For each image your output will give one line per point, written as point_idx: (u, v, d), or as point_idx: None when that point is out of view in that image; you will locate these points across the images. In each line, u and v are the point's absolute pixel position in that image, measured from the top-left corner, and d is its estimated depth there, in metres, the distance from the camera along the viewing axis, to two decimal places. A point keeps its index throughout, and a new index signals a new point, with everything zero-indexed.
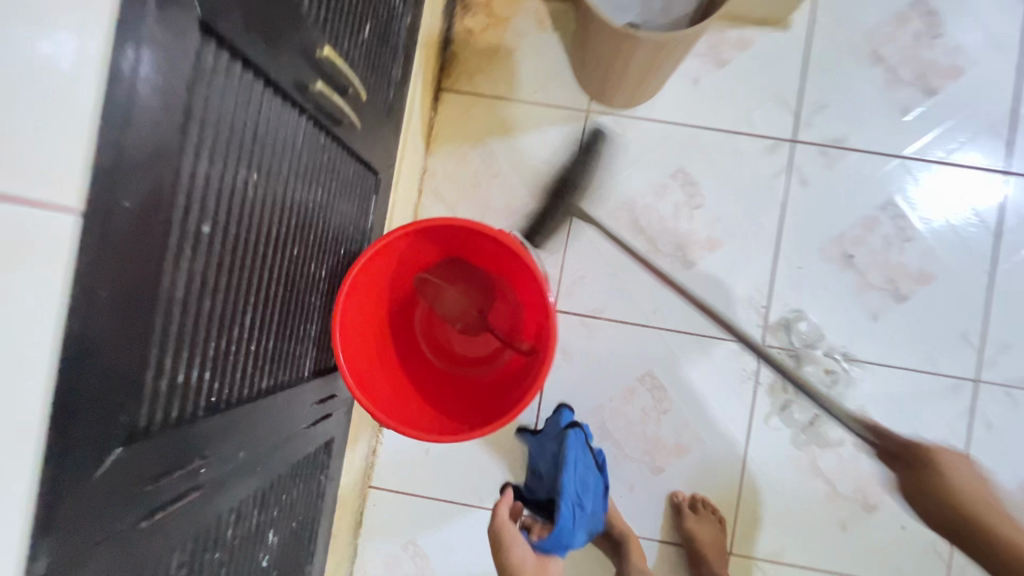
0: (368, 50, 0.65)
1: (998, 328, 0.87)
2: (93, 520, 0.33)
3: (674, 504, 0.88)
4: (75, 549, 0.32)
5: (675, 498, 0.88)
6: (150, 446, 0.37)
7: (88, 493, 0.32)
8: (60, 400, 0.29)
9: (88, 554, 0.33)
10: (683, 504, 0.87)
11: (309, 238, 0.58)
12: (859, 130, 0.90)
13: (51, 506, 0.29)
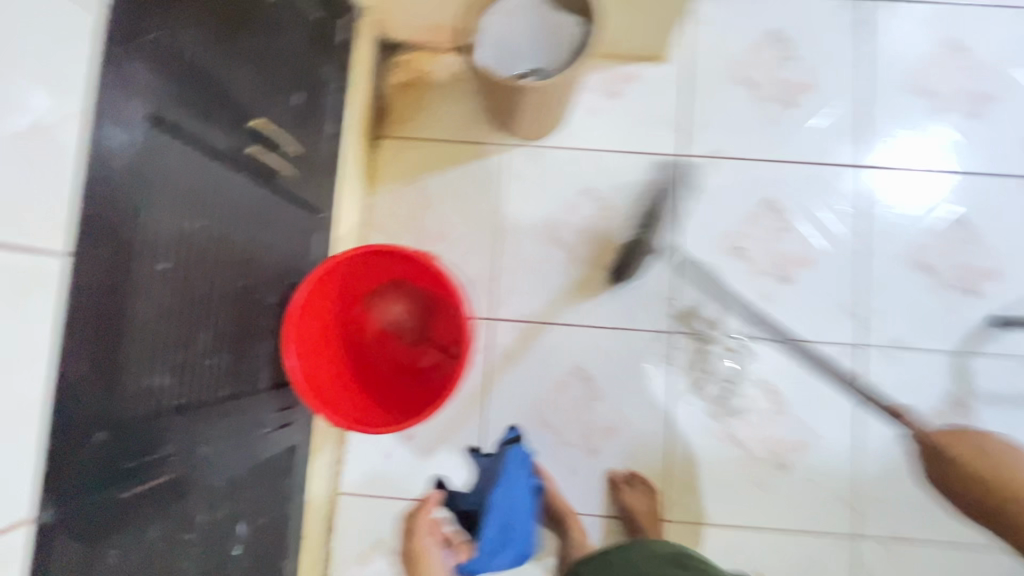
0: (300, 114, 0.79)
1: (865, 297, 1.03)
2: (82, 466, 0.48)
3: (611, 480, 0.99)
4: (69, 481, 0.47)
5: (612, 475, 0.99)
6: (124, 425, 0.50)
7: (76, 444, 0.47)
8: (55, 369, 0.46)
9: (77, 490, 0.48)
10: (619, 480, 0.98)
11: (258, 272, 0.71)
12: (734, 141, 1.06)
13: (55, 442, 0.47)
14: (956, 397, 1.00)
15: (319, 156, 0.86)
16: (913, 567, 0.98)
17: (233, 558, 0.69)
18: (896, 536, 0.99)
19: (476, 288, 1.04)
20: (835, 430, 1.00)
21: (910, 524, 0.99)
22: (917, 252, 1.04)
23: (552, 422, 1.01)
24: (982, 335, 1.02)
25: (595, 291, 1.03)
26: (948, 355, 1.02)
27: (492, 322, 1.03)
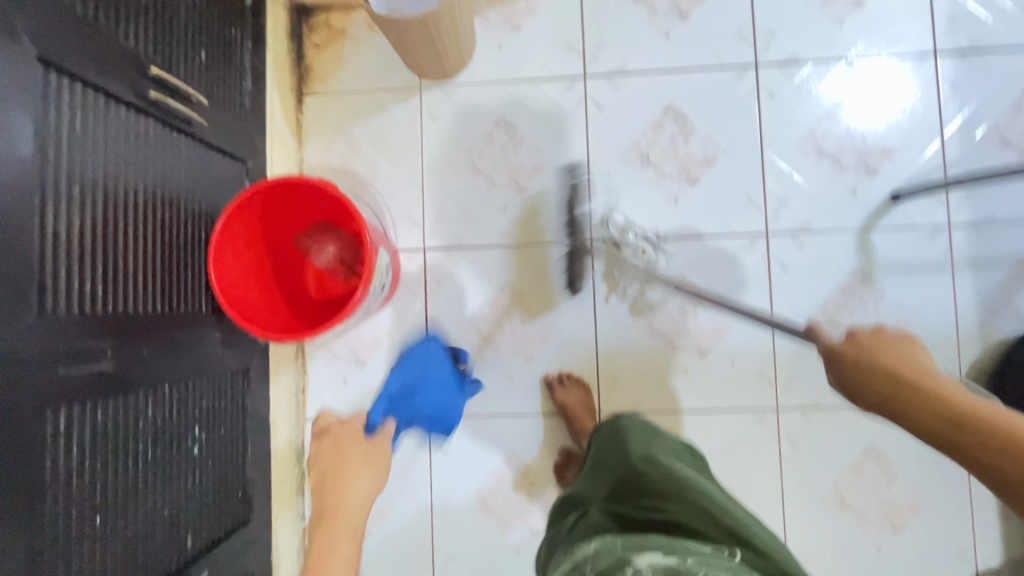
0: (210, 70, 0.87)
1: (774, 188, 1.08)
2: (19, 356, 0.55)
3: (547, 382, 1.08)
4: (11, 369, 0.54)
5: (547, 377, 1.08)
6: (50, 321, 0.59)
7: (11, 335, 0.55)
8: None
9: (21, 376, 0.55)
10: (554, 380, 1.07)
11: (181, 210, 0.81)
12: (635, 56, 1.11)
13: None
14: (865, 271, 1.06)
15: (239, 111, 0.95)
16: (835, 431, 1.05)
17: (193, 455, 0.81)
18: (818, 404, 1.05)
19: (408, 222, 1.12)
20: (752, 314, 1.06)
21: (830, 394, 1.05)
22: (818, 137, 1.08)
23: (488, 335, 1.10)
24: (886, 210, 1.06)
25: (516, 212, 1.11)
26: (856, 233, 1.06)
27: (425, 251, 1.12)
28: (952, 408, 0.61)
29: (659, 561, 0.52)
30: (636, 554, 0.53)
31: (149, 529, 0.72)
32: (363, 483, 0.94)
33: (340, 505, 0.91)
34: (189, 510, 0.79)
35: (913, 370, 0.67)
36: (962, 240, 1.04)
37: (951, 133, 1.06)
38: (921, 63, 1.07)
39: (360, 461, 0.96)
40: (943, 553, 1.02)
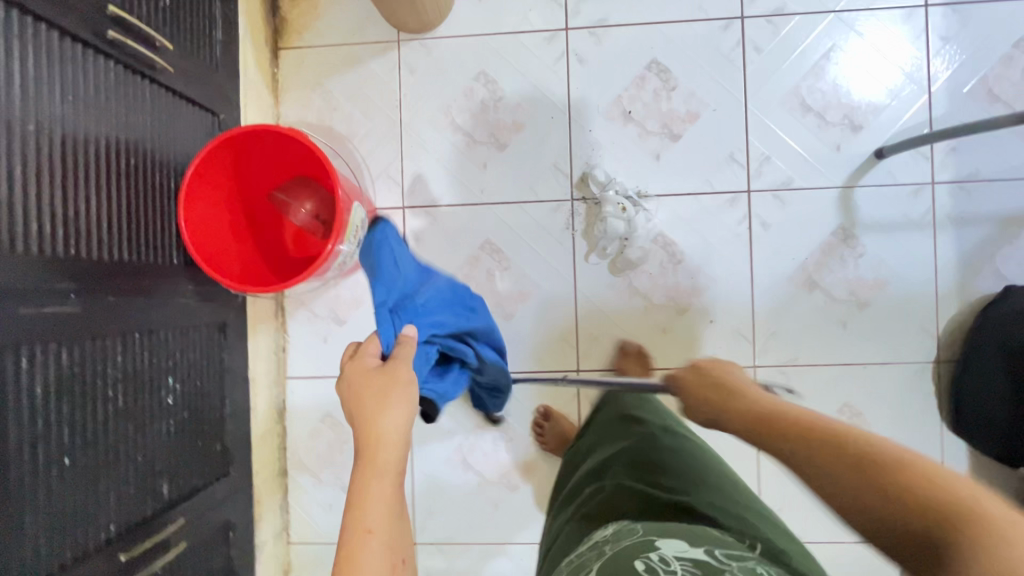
0: (174, 15, 0.85)
1: (757, 144, 1.06)
2: None
3: (622, 347, 1.07)
4: None
5: (624, 342, 1.07)
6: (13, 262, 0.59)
7: None
8: None
9: None
10: (630, 348, 1.06)
11: (146, 158, 0.80)
12: (619, 8, 1.08)
13: None
14: (846, 229, 1.05)
15: (209, 61, 0.93)
16: (811, 389, 1.06)
17: (169, 405, 0.82)
18: (795, 362, 1.06)
19: (387, 180, 1.11)
20: (731, 273, 1.06)
21: (807, 352, 1.06)
22: (804, 93, 1.06)
23: None
24: (870, 167, 1.05)
25: (496, 170, 1.10)
26: (839, 191, 1.05)
27: (404, 209, 1.11)
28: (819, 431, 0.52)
29: (685, 548, 0.56)
30: (660, 542, 0.57)
31: (124, 473, 0.73)
32: (394, 415, 0.65)
33: (376, 441, 0.64)
34: (166, 458, 0.81)
35: (732, 383, 0.67)
36: (945, 198, 1.03)
37: (939, 88, 1.04)
38: (910, 16, 1.05)
39: (379, 392, 0.67)
40: None
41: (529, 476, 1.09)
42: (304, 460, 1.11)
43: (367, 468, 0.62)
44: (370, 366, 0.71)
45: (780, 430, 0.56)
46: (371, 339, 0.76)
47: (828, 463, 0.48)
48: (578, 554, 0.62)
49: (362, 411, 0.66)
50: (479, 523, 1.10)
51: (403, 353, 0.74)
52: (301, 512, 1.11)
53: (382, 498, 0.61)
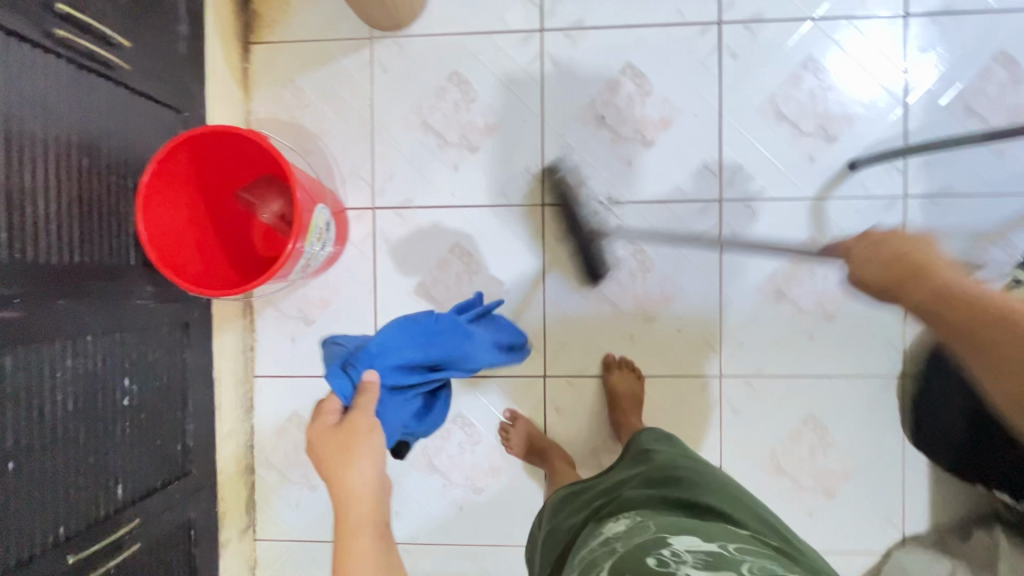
0: (133, 9, 0.83)
1: (730, 153, 1.05)
2: None
3: (607, 362, 1.07)
4: None
5: (609, 356, 1.07)
6: None
7: None
8: None
9: None
10: (614, 362, 1.06)
11: (100, 157, 0.79)
12: (595, 10, 1.06)
13: None
14: (817, 241, 1.05)
15: (172, 57, 0.91)
16: (776, 400, 1.06)
17: (123, 405, 0.82)
18: (761, 373, 1.06)
19: (357, 180, 1.10)
20: (699, 282, 1.06)
21: (773, 363, 1.06)
22: (779, 101, 1.04)
23: (436, 296, 1.09)
24: (842, 179, 1.04)
25: (467, 172, 1.09)
26: (811, 202, 1.05)
27: (374, 210, 1.10)
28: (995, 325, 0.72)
29: (698, 544, 0.57)
30: (674, 538, 0.58)
31: (74, 475, 0.74)
32: (362, 467, 0.72)
33: (348, 498, 0.71)
34: (119, 459, 0.81)
35: (919, 257, 0.79)
36: (916, 212, 1.03)
37: (915, 101, 1.03)
38: (889, 26, 1.03)
39: (341, 448, 0.73)
40: (871, 519, 1.05)
41: (494, 479, 1.10)
42: (271, 458, 1.11)
43: (344, 527, 0.70)
44: (330, 423, 0.77)
45: (969, 312, 0.74)
46: (327, 398, 0.80)
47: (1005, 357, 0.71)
48: (588, 550, 0.63)
49: (330, 470, 0.73)
50: (443, 525, 1.11)
51: (361, 402, 0.78)
52: (267, 511, 1.12)
53: (366, 552, 0.69)
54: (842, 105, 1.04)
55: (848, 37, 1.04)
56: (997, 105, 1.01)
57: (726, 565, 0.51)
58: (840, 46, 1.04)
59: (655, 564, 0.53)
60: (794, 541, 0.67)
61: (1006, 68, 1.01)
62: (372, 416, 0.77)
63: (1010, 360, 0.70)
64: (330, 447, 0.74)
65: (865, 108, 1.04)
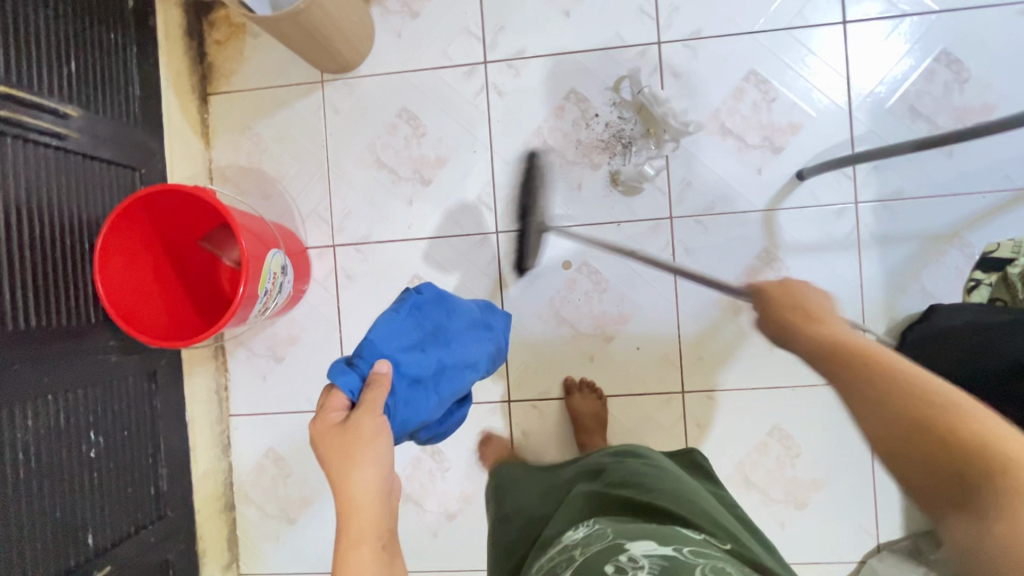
0: (82, 81, 0.88)
1: (679, 170, 1.06)
2: None
3: (568, 384, 1.08)
4: None
5: (569, 380, 1.08)
6: None
7: None
8: None
9: None
10: (575, 385, 1.07)
11: (54, 222, 0.83)
12: (534, 39, 1.08)
13: None
14: (770, 252, 1.05)
15: (124, 119, 0.96)
16: (740, 412, 1.06)
17: (89, 458, 0.86)
18: (723, 385, 1.06)
19: (317, 219, 1.13)
20: (655, 300, 1.07)
21: (735, 375, 1.06)
22: (723, 116, 1.05)
23: None
24: (791, 189, 1.04)
25: (421, 206, 1.11)
26: (762, 214, 1.05)
27: (335, 248, 1.13)
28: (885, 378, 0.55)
29: (655, 550, 0.55)
30: (629, 542, 0.56)
31: (42, 530, 0.78)
32: (365, 475, 0.62)
33: (350, 506, 0.61)
34: (89, 510, 0.86)
35: (811, 307, 0.71)
36: (868, 218, 1.03)
37: (860, 107, 1.03)
38: (830, 35, 1.03)
39: (342, 452, 0.63)
40: (844, 527, 1.04)
41: (465, 504, 1.11)
42: (250, 494, 1.14)
43: (344, 538, 0.60)
44: (334, 422, 0.66)
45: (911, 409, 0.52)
46: (331, 394, 0.68)
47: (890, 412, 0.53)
48: (547, 558, 0.61)
49: (330, 476, 0.62)
50: (419, 552, 1.12)
51: (369, 400, 0.67)
52: (249, 546, 1.14)
53: (366, 564, 0.58)
54: (787, 117, 1.04)
55: (789, 48, 1.04)
56: (942, 106, 1.01)
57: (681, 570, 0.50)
58: (783, 58, 1.04)
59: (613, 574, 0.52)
60: (743, 535, 0.66)
61: (949, 69, 1.01)
62: (378, 419, 0.66)
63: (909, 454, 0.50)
64: (332, 450, 0.63)
65: (813, 117, 1.04)
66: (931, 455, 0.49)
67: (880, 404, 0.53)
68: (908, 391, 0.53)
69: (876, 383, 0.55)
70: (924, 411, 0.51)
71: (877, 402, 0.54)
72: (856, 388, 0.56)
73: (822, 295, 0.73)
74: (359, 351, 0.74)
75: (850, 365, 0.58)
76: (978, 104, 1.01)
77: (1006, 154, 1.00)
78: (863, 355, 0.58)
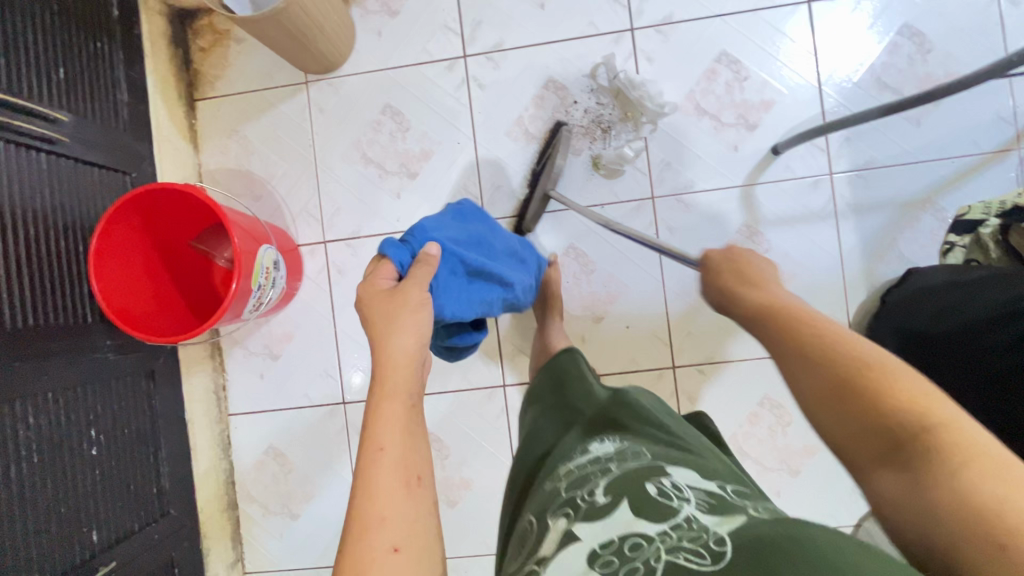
0: (72, 87, 0.90)
1: (658, 151, 1.09)
2: None
3: None
4: None
5: None
6: None
7: None
8: None
9: None
10: None
11: (50, 226, 0.84)
12: (512, 32, 1.11)
13: None
14: (750, 226, 1.08)
15: (113, 123, 0.98)
16: (730, 385, 1.08)
17: (92, 456, 0.88)
18: (713, 359, 1.09)
19: (307, 217, 1.15)
20: (642, 279, 1.09)
21: (723, 348, 1.08)
22: (697, 97, 1.08)
23: None
24: (767, 164, 1.07)
25: (409, 198, 1.14)
26: (740, 190, 1.08)
27: (326, 244, 1.15)
28: (808, 342, 0.54)
29: (699, 482, 0.55)
30: (671, 469, 0.57)
31: (47, 526, 0.79)
32: (406, 336, 0.63)
33: (388, 362, 0.62)
34: (92, 507, 0.87)
35: (748, 267, 0.69)
36: (844, 187, 1.06)
37: (829, 82, 1.06)
38: (797, 13, 1.07)
39: (388, 315, 0.64)
40: (837, 492, 1.06)
41: (465, 490, 1.12)
42: (252, 492, 1.14)
43: (379, 389, 0.61)
44: (383, 288, 0.68)
45: (834, 369, 0.52)
46: (382, 263, 0.70)
47: (821, 372, 0.52)
48: (577, 467, 0.63)
49: (372, 336, 0.64)
50: None
51: (416, 273, 0.68)
52: (253, 543, 1.15)
53: (398, 414, 0.59)
54: (760, 96, 1.07)
55: (759, 27, 1.07)
56: (908, 77, 1.05)
57: (732, 508, 0.51)
58: (753, 38, 1.08)
59: (657, 494, 0.53)
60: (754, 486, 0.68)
61: (913, 41, 1.05)
62: (426, 293, 0.67)
63: (843, 411, 0.51)
64: (377, 310, 0.65)
65: (785, 94, 1.07)
66: (868, 417, 0.49)
67: (814, 369, 0.53)
68: (836, 350, 0.53)
69: (808, 347, 0.54)
70: (858, 371, 0.51)
71: (810, 363, 0.53)
72: (787, 350, 0.56)
73: (767, 261, 0.69)
74: (410, 232, 0.74)
75: (801, 338, 0.55)
76: (941, 73, 1.04)
77: (970, 120, 1.03)
78: (796, 315, 0.57)
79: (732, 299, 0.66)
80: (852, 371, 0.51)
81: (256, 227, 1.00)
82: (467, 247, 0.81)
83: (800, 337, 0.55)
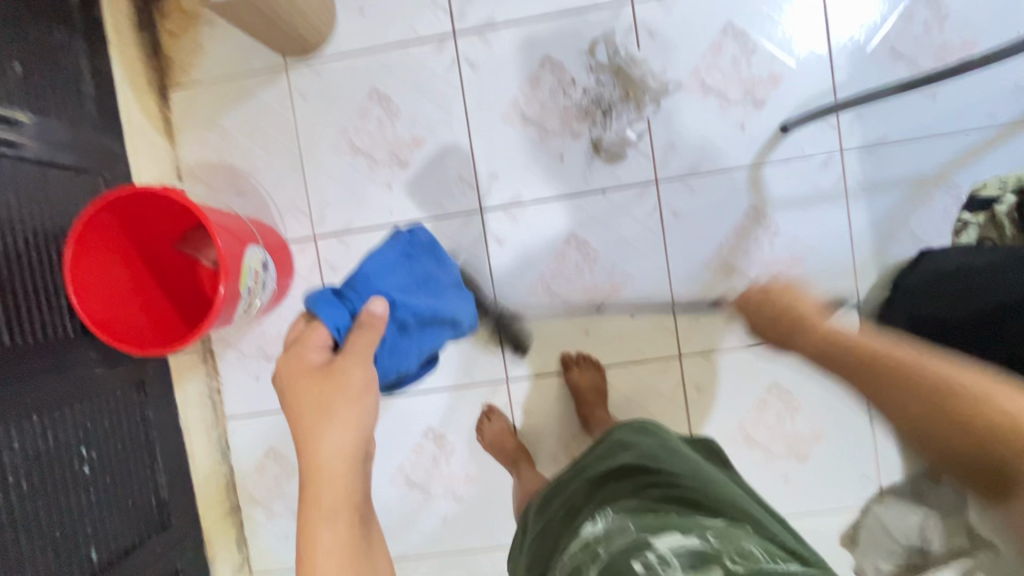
0: (31, 84, 0.83)
1: (662, 132, 1.04)
2: None
3: (566, 360, 1.07)
4: None
5: (566, 356, 1.07)
6: None
7: None
8: None
9: None
10: (572, 360, 1.07)
11: (22, 236, 0.79)
12: (503, 7, 1.04)
13: None
14: (758, 209, 1.04)
15: (80, 121, 0.91)
16: (737, 373, 1.06)
17: (85, 475, 0.85)
18: (720, 347, 1.06)
19: (294, 212, 1.10)
20: (647, 268, 1.06)
21: (731, 335, 1.06)
22: (702, 74, 1.02)
23: None
24: (775, 143, 1.03)
25: (401, 190, 1.08)
26: (748, 171, 1.03)
27: (316, 240, 1.10)
28: (922, 388, 0.64)
29: (682, 543, 0.56)
30: (654, 536, 0.57)
31: (43, 550, 0.77)
32: (339, 432, 0.58)
33: (318, 472, 0.57)
34: (88, 526, 0.84)
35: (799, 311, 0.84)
36: (855, 166, 1.02)
37: (841, 52, 1.01)
38: None
39: (321, 402, 0.59)
40: (845, 476, 1.06)
41: (471, 486, 1.11)
42: (254, 495, 1.13)
43: (313, 511, 0.55)
44: (314, 364, 0.63)
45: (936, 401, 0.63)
46: (315, 328, 0.66)
47: (919, 415, 0.63)
48: (569, 556, 0.62)
49: (298, 436, 0.59)
50: (430, 536, 1.13)
51: (355, 347, 0.64)
52: (258, 546, 1.14)
53: (339, 533, 0.55)
54: (768, 70, 1.02)
55: None
56: (923, 46, 0.99)
57: (712, 564, 0.52)
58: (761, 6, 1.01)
59: (642, 573, 0.52)
60: (757, 513, 0.68)
61: (928, 7, 0.99)
62: (369, 369, 0.62)
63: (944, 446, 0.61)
64: (305, 389, 0.61)
65: (794, 66, 1.01)
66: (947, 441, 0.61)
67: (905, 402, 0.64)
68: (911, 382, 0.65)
69: (910, 385, 0.65)
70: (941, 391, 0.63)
71: (911, 397, 0.64)
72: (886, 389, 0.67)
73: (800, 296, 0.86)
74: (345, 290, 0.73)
75: (886, 378, 0.67)
76: (958, 41, 0.99)
77: (986, 91, 0.99)
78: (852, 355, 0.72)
79: (818, 322, 0.81)
80: (959, 400, 0.62)
81: (241, 228, 0.94)
82: (416, 292, 0.81)
83: (898, 376, 0.66)
